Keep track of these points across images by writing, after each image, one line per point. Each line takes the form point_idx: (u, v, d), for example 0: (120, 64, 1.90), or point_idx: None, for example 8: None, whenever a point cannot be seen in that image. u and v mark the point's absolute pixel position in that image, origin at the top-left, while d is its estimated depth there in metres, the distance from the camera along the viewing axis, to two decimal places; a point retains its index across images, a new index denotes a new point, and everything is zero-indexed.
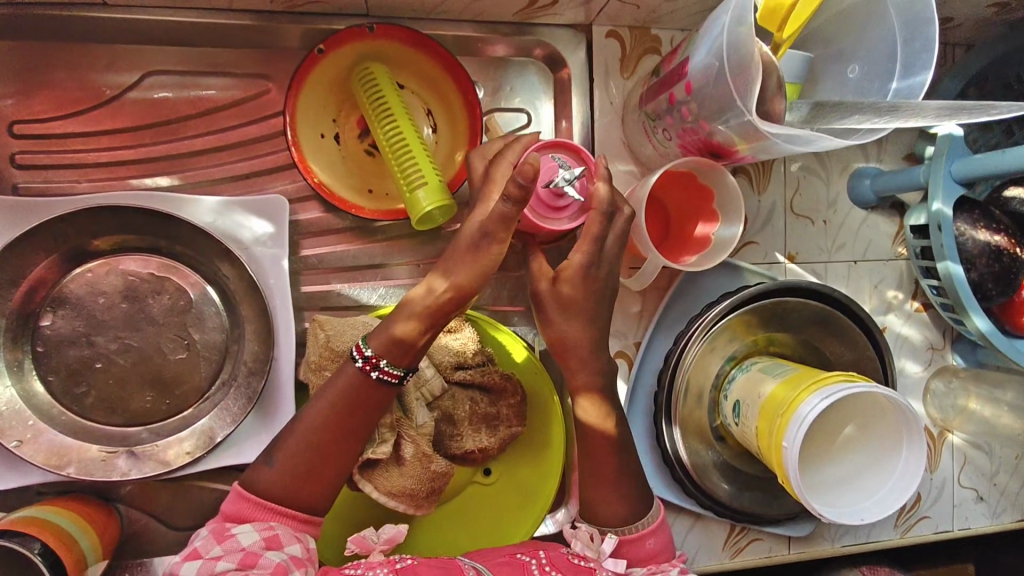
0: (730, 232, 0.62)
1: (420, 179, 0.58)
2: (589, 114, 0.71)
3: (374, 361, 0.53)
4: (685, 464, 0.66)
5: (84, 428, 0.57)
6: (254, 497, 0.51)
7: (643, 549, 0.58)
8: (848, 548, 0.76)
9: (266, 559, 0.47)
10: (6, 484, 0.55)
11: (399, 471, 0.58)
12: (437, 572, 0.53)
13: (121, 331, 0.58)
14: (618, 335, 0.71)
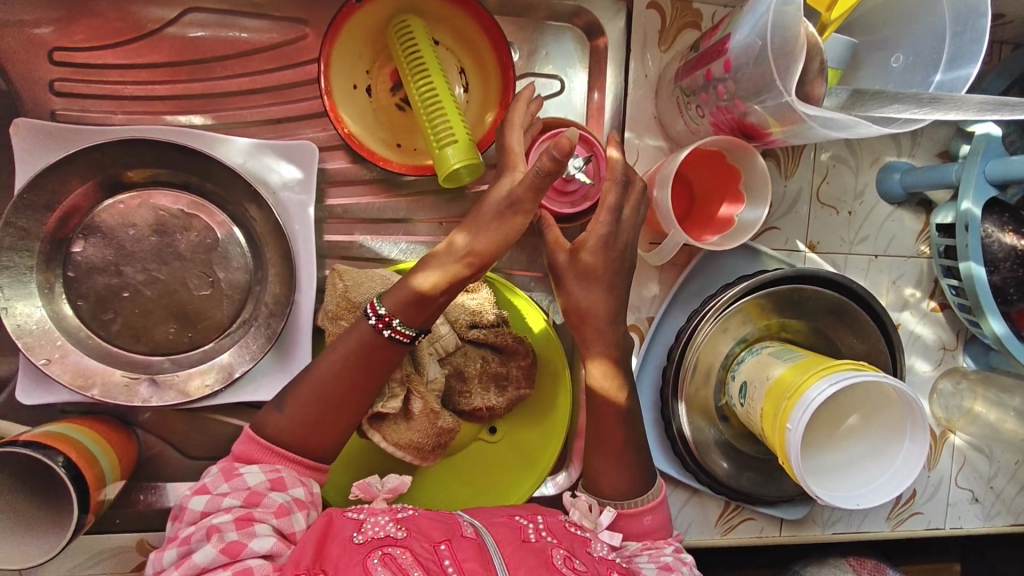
0: (755, 216, 0.62)
1: (449, 137, 0.58)
2: (622, 86, 0.70)
3: (386, 321, 0.54)
4: (687, 439, 0.67)
5: (109, 353, 0.59)
6: (264, 441, 0.54)
7: (637, 526, 0.60)
8: (838, 535, 0.78)
9: (271, 501, 0.50)
10: (32, 399, 0.57)
11: (408, 423, 0.59)
12: (435, 523, 0.53)
13: (149, 263, 0.59)
14: (632, 308, 0.71)
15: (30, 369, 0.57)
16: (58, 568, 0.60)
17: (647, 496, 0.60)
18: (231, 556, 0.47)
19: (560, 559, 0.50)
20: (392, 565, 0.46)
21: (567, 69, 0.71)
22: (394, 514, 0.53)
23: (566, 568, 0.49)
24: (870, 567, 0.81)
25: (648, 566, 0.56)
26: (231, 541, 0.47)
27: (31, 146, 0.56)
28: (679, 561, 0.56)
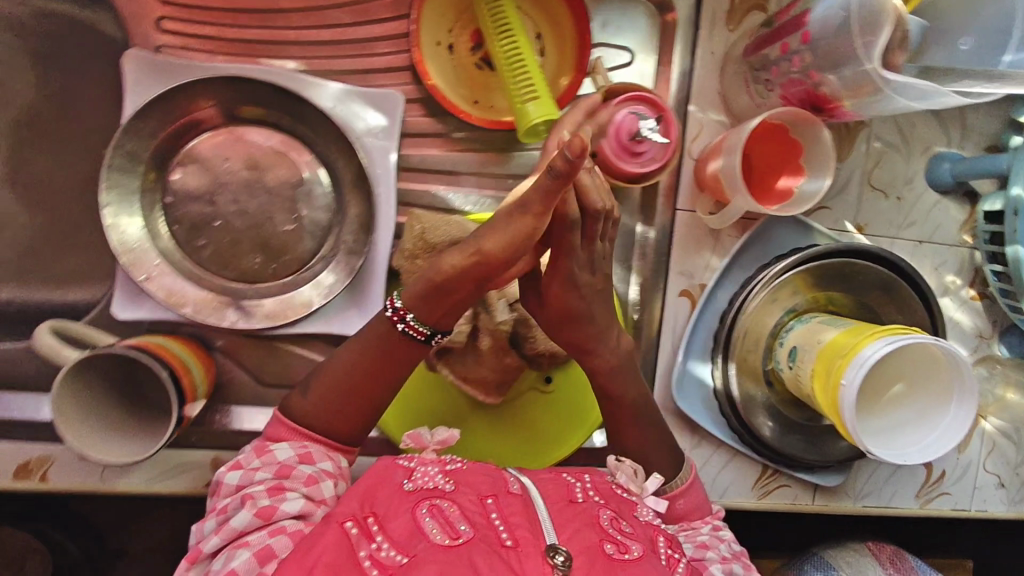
0: (817, 185, 0.64)
1: (531, 92, 0.61)
2: (688, 66, 0.72)
3: (400, 316, 0.57)
4: (733, 398, 0.71)
5: (201, 277, 0.62)
6: (291, 422, 0.58)
7: (672, 512, 0.63)
8: (868, 509, 0.81)
9: (300, 472, 0.54)
10: (128, 313, 0.62)
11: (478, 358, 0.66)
12: (482, 477, 0.56)
13: (241, 195, 0.63)
14: (686, 274, 0.74)
15: (130, 284, 0.61)
16: (143, 476, 0.65)
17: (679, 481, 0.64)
18: (264, 518, 0.50)
19: (606, 520, 0.53)
20: (440, 515, 0.50)
21: (638, 42, 0.72)
22: (443, 466, 0.57)
23: (611, 529, 0.52)
24: (887, 554, 0.89)
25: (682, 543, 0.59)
26: (264, 505, 0.51)
27: (143, 78, 0.61)
28: (716, 539, 0.60)
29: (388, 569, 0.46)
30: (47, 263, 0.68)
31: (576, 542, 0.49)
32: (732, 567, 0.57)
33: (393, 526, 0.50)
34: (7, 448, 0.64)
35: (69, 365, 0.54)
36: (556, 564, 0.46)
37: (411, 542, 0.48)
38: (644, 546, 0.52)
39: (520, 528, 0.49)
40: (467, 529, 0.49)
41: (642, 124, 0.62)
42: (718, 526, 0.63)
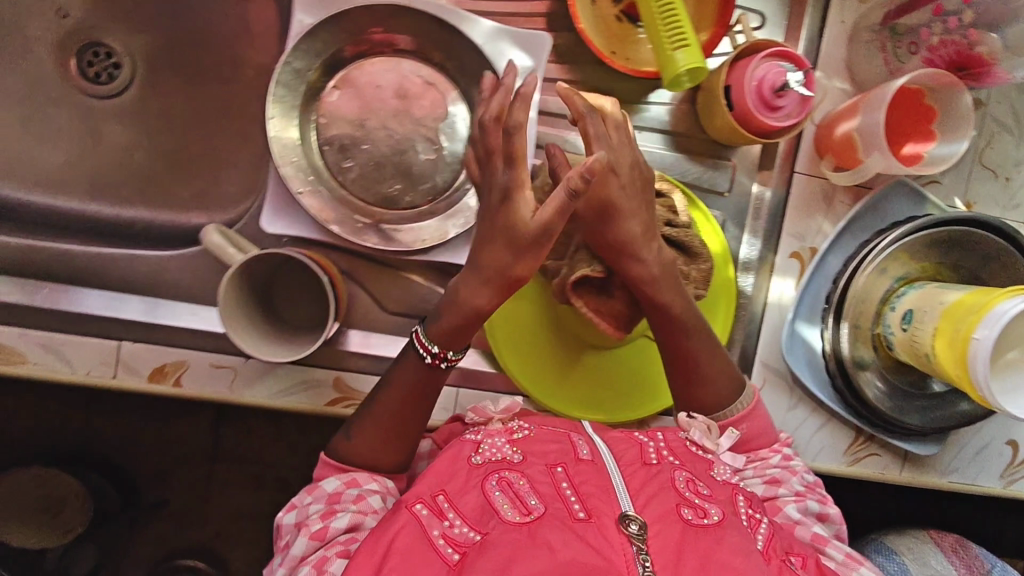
0: (951, 149, 0.66)
1: (681, 41, 0.63)
2: (818, 32, 0.73)
3: (447, 358, 0.61)
4: (840, 357, 0.74)
5: (345, 197, 0.65)
6: (335, 460, 0.61)
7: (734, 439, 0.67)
8: (952, 484, 0.82)
9: (347, 493, 0.58)
10: (275, 228, 0.63)
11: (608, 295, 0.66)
12: (554, 444, 0.60)
13: (388, 121, 0.65)
14: (797, 237, 0.76)
15: (281, 197, 0.63)
16: (269, 389, 0.68)
17: (738, 407, 0.67)
18: (319, 539, 0.55)
19: (682, 483, 0.57)
20: (511, 491, 0.54)
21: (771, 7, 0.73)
22: (510, 434, 0.61)
23: (688, 492, 0.56)
24: (950, 541, 1.01)
25: (752, 480, 0.65)
26: (317, 527, 0.56)
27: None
28: (787, 471, 0.65)
29: (461, 546, 0.52)
30: (203, 185, 0.77)
31: (651, 510, 0.53)
32: (806, 503, 0.63)
33: (463, 504, 0.55)
34: (144, 350, 0.65)
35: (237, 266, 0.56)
36: (631, 537, 0.50)
37: (484, 519, 0.53)
38: (723, 508, 0.55)
39: (593, 498, 0.53)
40: (538, 505, 0.53)
41: (789, 76, 0.63)
42: (790, 454, 0.68)
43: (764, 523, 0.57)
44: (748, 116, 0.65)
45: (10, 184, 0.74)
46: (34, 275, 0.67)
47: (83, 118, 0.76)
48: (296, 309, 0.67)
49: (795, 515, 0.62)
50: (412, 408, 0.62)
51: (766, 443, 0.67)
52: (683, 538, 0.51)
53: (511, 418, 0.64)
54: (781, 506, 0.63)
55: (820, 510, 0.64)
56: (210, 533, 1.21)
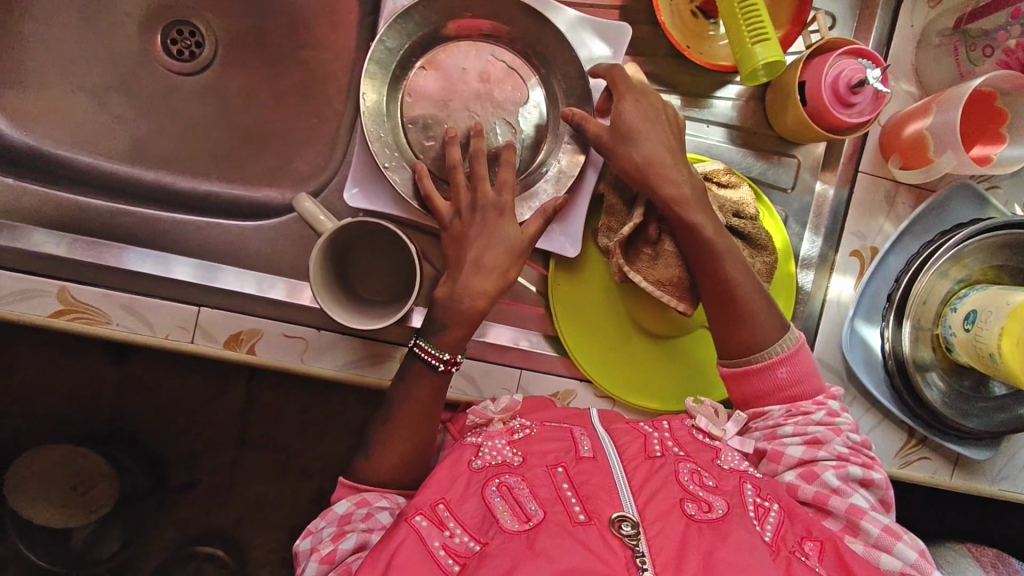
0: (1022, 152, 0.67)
1: (761, 34, 0.64)
2: (887, 34, 0.75)
3: (456, 362, 0.63)
4: (900, 357, 0.75)
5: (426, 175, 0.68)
6: (352, 481, 0.64)
7: (774, 380, 0.66)
8: (1003, 493, 0.81)
9: (357, 514, 0.61)
10: (358, 203, 0.67)
11: (654, 253, 0.69)
12: (554, 444, 0.63)
13: (476, 101, 0.68)
14: (857, 235, 0.76)
15: (367, 171, 0.67)
16: (336, 361, 0.69)
17: (777, 350, 0.66)
18: (329, 562, 0.57)
19: (686, 476, 0.59)
20: (511, 496, 0.57)
21: (842, 9, 0.75)
22: (511, 436, 0.64)
23: (692, 485, 0.59)
24: (990, 557, 1.00)
25: (793, 440, 0.64)
26: (326, 551, 0.58)
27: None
28: (831, 431, 0.64)
29: (461, 556, 0.55)
30: (286, 161, 0.79)
31: (653, 507, 0.55)
32: (848, 469, 0.62)
33: (462, 512, 0.57)
34: (222, 317, 0.67)
35: (327, 235, 0.59)
36: (625, 537, 0.53)
37: (483, 529, 0.56)
38: (728, 500, 0.57)
39: (593, 499, 0.56)
40: (537, 510, 0.56)
41: (867, 73, 0.64)
42: (834, 410, 0.66)
43: (775, 513, 0.58)
44: (825, 112, 0.67)
45: (94, 151, 0.78)
46: (118, 237, 0.70)
47: (170, 93, 0.81)
48: (372, 281, 0.67)
49: (833, 483, 0.61)
50: (419, 417, 0.65)
51: (808, 391, 0.66)
52: (686, 533, 0.53)
53: (511, 418, 0.67)
54: (820, 472, 0.62)
55: (863, 475, 0.63)
56: (241, 516, 1.22)
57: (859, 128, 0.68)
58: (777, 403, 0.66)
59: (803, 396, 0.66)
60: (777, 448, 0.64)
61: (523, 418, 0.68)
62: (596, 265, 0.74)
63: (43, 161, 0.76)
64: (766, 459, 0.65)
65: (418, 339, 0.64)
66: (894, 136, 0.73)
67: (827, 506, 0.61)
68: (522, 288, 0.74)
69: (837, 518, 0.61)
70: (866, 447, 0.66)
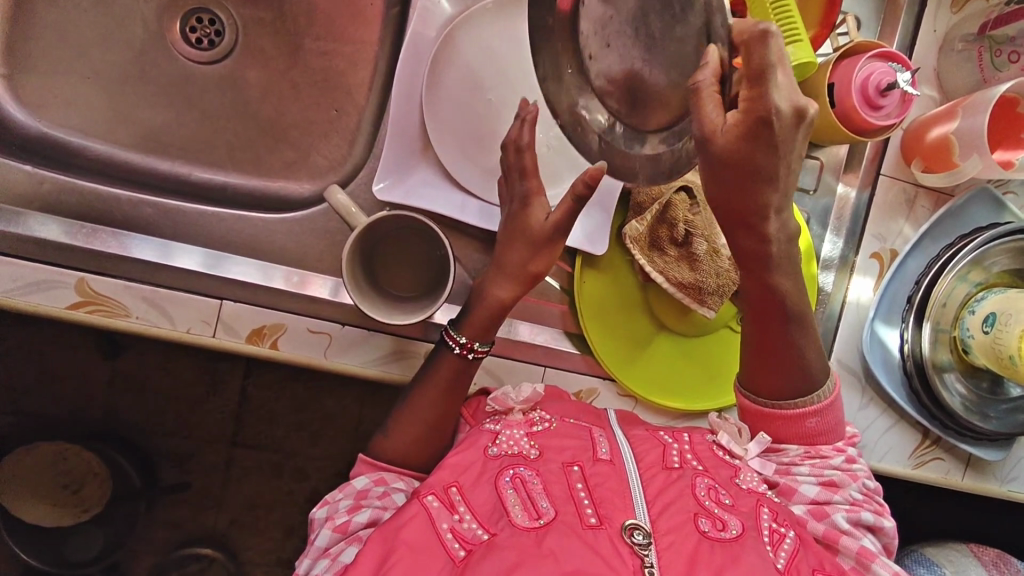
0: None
1: (792, 36, 0.64)
2: (911, 38, 0.75)
3: (468, 346, 0.63)
4: (918, 358, 0.76)
5: (474, 163, 0.69)
6: (372, 459, 0.65)
7: (800, 429, 0.66)
8: (1011, 493, 0.82)
9: (374, 491, 0.62)
10: (392, 195, 0.67)
11: (681, 255, 0.67)
12: (573, 441, 0.63)
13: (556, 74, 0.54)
14: (878, 237, 0.77)
15: (400, 165, 0.67)
16: (361, 356, 0.68)
17: (815, 400, 0.65)
18: (342, 532, 0.58)
19: (703, 491, 0.59)
20: (524, 489, 0.57)
21: (867, 12, 0.76)
22: (529, 427, 0.64)
23: (709, 501, 0.58)
24: (991, 556, 1.02)
25: (807, 479, 0.64)
26: (340, 521, 0.59)
27: None
28: (848, 476, 0.64)
29: (468, 543, 0.55)
30: (305, 153, 0.79)
31: (667, 518, 0.55)
32: (859, 514, 0.63)
33: (473, 501, 0.58)
34: (245, 311, 0.66)
35: (357, 228, 0.59)
36: (635, 546, 0.52)
37: (493, 519, 0.56)
38: (743, 521, 0.56)
39: (606, 504, 0.56)
40: (549, 508, 0.55)
41: (897, 76, 0.65)
42: (852, 456, 0.66)
43: (789, 539, 0.58)
44: (850, 112, 0.68)
45: (109, 141, 0.77)
46: (135, 227, 0.68)
47: (188, 83, 0.80)
48: (396, 276, 0.66)
49: (843, 525, 0.62)
50: (435, 408, 0.64)
51: (829, 439, 0.66)
52: (698, 548, 0.53)
53: (530, 408, 0.67)
54: (831, 512, 0.62)
55: (874, 521, 0.63)
56: (237, 514, 1.21)
57: (887, 129, 0.69)
58: (795, 441, 0.66)
59: (822, 441, 0.66)
60: (789, 483, 0.64)
61: (543, 410, 0.67)
62: (614, 261, 0.73)
63: (53, 149, 0.74)
64: (778, 492, 0.65)
65: (449, 328, 0.65)
66: (917, 140, 0.74)
67: (837, 544, 0.60)
68: (545, 284, 0.74)
69: (846, 557, 0.60)
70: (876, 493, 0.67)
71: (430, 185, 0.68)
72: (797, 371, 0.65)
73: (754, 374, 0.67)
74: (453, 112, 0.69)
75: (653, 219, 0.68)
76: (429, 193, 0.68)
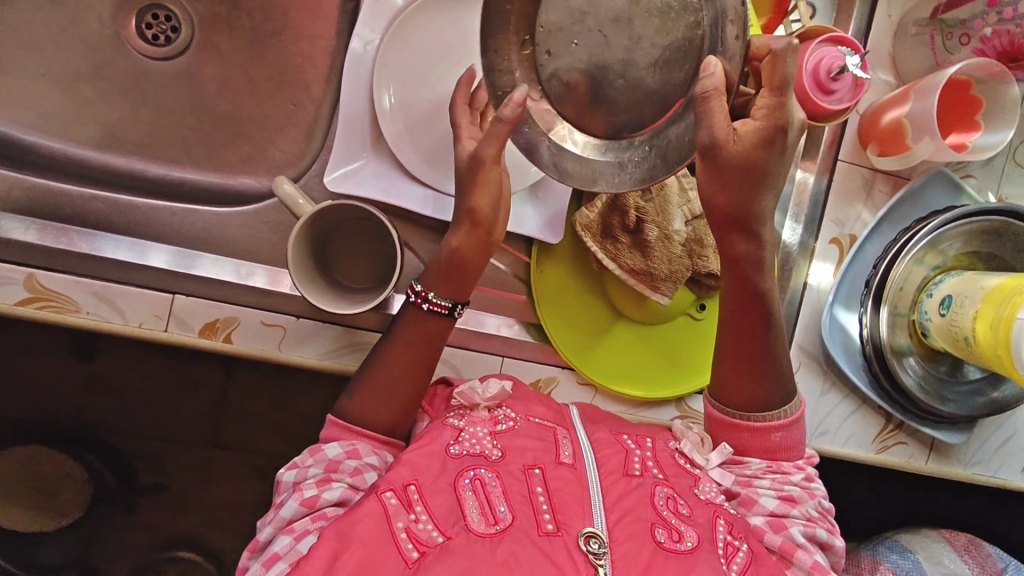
0: (996, 138, 0.69)
1: None
2: (865, 24, 0.75)
3: (421, 295, 0.63)
4: (877, 342, 0.76)
5: (425, 151, 0.69)
6: (343, 421, 0.63)
7: (765, 442, 0.66)
8: (975, 476, 0.82)
9: (346, 464, 0.60)
10: (342, 185, 0.67)
11: (634, 242, 0.68)
12: (536, 443, 0.62)
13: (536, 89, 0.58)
14: (836, 223, 0.77)
15: (347, 155, 0.67)
16: (315, 349, 0.68)
17: (781, 414, 0.66)
18: (309, 507, 0.57)
19: (662, 500, 0.59)
20: (482, 493, 0.57)
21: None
22: (493, 426, 0.63)
23: (666, 511, 0.59)
24: (962, 541, 1.02)
25: (768, 492, 0.64)
26: (308, 494, 0.57)
27: None
28: (806, 494, 0.65)
29: (422, 545, 0.54)
30: (264, 147, 0.79)
31: (623, 528, 0.56)
32: (814, 530, 0.63)
33: (432, 500, 0.57)
34: (199, 305, 0.66)
35: (305, 218, 0.59)
36: (591, 554, 0.53)
37: (449, 521, 0.55)
38: (699, 533, 0.58)
39: (565, 511, 0.56)
40: (507, 513, 0.56)
41: (846, 60, 0.65)
42: (811, 475, 0.67)
43: (742, 552, 0.59)
44: (801, 97, 0.67)
45: (62, 137, 0.76)
46: (85, 223, 0.67)
47: (143, 78, 0.79)
48: (351, 268, 0.66)
49: (799, 538, 0.62)
50: (391, 403, 0.64)
51: (793, 458, 0.67)
52: (652, 559, 0.54)
53: (496, 405, 0.65)
54: (789, 525, 0.62)
55: (826, 539, 0.64)
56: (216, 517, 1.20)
57: (840, 115, 0.69)
58: (758, 455, 0.67)
59: (784, 459, 0.67)
60: (751, 494, 0.64)
61: (508, 407, 0.66)
62: (571, 249, 0.74)
63: (7, 148, 0.74)
64: (738, 503, 0.65)
65: (418, 282, 0.65)
66: (872, 124, 0.74)
67: (791, 557, 0.61)
68: (502, 274, 0.73)
69: (798, 569, 0.60)
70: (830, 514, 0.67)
71: (381, 176, 0.68)
72: (751, 352, 0.66)
73: (725, 368, 0.67)
74: (402, 100, 0.68)
75: (606, 208, 0.69)
76: (380, 183, 0.68)
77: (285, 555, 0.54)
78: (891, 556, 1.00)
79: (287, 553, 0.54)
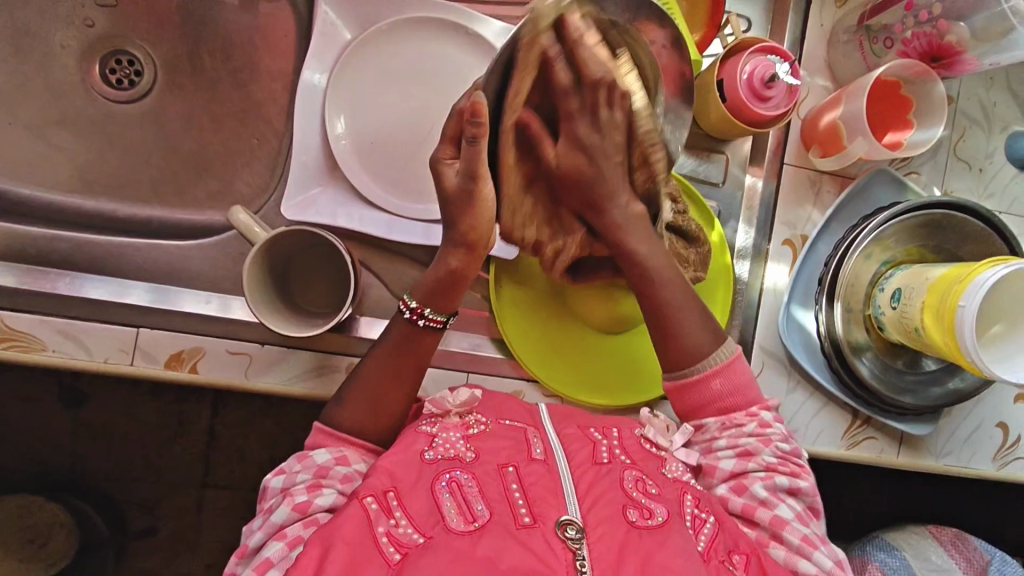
0: (928, 135, 0.73)
1: None
2: (799, 32, 0.78)
3: (419, 312, 0.62)
4: (834, 338, 0.78)
5: (367, 170, 0.72)
6: (328, 428, 0.61)
7: (709, 393, 0.64)
8: (948, 467, 0.83)
9: (335, 470, 0.57)
10: (297, 214, 0.70)
11: (546, 106, 0.58)
12: (507, 441, 0.59)
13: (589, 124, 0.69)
14: (787, 225, 0.79)
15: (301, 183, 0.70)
16: (282, 375, 0.69)
17: (713, 361, 0.64)
18: (300, 512, 0.54)
19: (631, 483, 0.56)
20: (460, 493, 0.53)
21: (756, 12, 0.79)
22: (466, 430, 0.60)
23: (636, 492, 0.55)
24: (948, 536, 1.02)
25: (726, 454, 0.62)
26: (300, 500, 0.54)
27: (342, 11, 0.71)
28: (760, 443, 0.61)
29: (403, 547, 0.50)
30: (229, 181, 0.80)
31: (597, 512, 0.52)
32: (773, 482, 0.60)
33: (412, 502, 0.53)
34: (163, 337, 0.67)
35: (257, 247, 0.61)
36: (569, 541, 0.49)
37: (429, 522, 0.51)
38: (669, 508, 0.55)
39: (540, 501, 0.52)
40: (484, 510, 0.51)
41: (777, 68, 0.68)
42: (766, 421, 0.63)
43: (709, 524, 0.56)
44: (735, 104, 0.71)
45: (33, 182, 0.78)
46: (52, 262, 0.69)
47: (108, 121, 0.81)
48: (310, 292, 0.70)
49: (762, 495, 0.59)
50: (366, 412, 0.62)
51: (741, 404, 0.63)
52: (626, 541, 0.50)
53: (469, 411, 0.63)
54: (749, 484, 0.60)
55: (790, 485, 0.61)
56: (214, 559, 1.13)
57: (779, 121, 0.72)
58: (712, 415, 0.64)
59: (735, 408, 0.63)
60: (710, 462, 0.62)
61: (479, 412, 0.63)
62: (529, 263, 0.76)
63: None
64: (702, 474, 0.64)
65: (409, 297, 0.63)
66: (813, 128, 0.77)
67: (754, 517, 0.59)
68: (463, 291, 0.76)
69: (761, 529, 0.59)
70: (796, 455, 0.64)
71: (337, 204, 0.71)
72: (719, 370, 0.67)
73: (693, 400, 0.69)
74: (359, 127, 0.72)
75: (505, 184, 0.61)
76: (336, 211, 0.71)
77: (279, 562, 0.51)
78: (879, 554, 0.98)
79: (279, 560, 0.51)
